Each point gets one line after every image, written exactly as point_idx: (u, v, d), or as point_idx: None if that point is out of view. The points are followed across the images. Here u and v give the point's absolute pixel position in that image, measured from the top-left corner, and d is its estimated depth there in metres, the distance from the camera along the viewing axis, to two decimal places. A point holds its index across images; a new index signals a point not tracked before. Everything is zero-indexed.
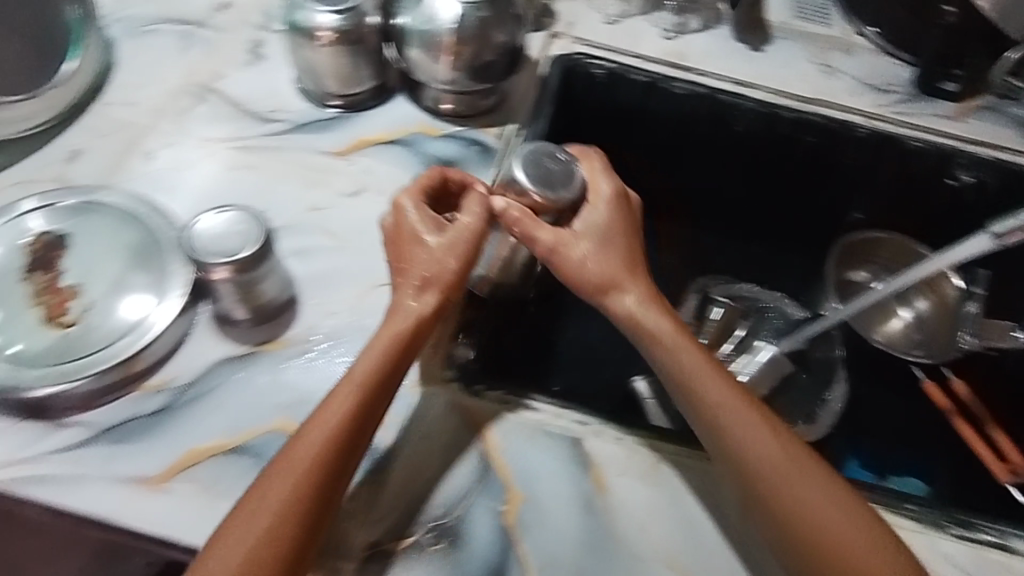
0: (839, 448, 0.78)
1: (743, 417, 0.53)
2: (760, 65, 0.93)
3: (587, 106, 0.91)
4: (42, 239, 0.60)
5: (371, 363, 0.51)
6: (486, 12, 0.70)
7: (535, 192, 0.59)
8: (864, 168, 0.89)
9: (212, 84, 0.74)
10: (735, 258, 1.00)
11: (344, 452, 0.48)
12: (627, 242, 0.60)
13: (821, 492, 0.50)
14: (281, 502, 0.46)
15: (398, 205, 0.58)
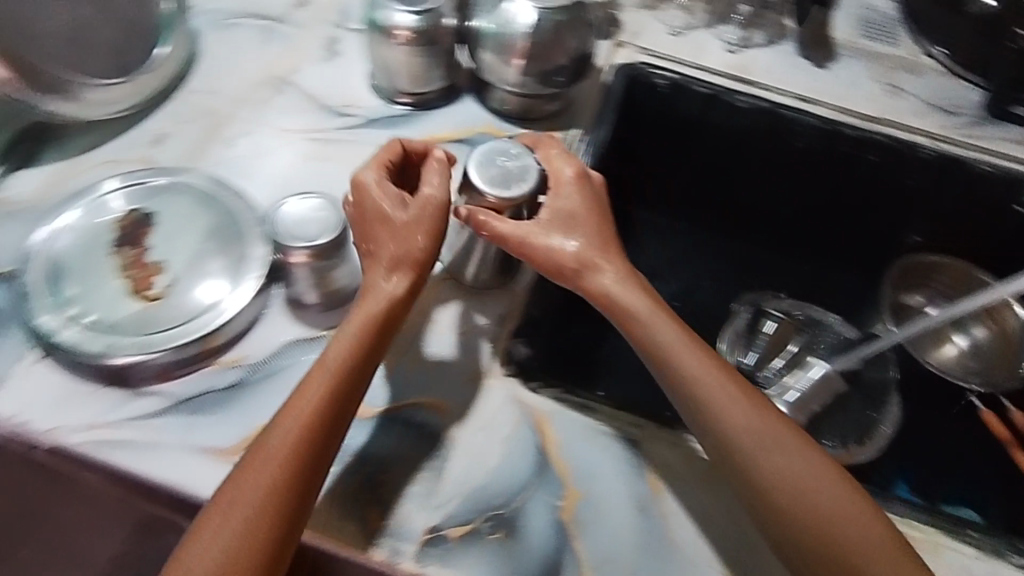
0: (888, 472, 0.74)
1: (719, 411, 0.54)
2: (825, 83, 0.92)
3: (647, 116, 0.92)
4: (130, 217, 0.63)
5: (349, 339, 0.52)
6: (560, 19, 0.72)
7: (492, 194, 0.60)
8: (927, 190, 0.88)
9: (290, 77, 0.77)
10: (783, 272, 0.95)
11: (326, 429, 0.49)
12: (599, 225, 0.61)
13: (804, 475, 0.51)
14: (270, 481, 0.47)
15: (357, 182, 0.57)
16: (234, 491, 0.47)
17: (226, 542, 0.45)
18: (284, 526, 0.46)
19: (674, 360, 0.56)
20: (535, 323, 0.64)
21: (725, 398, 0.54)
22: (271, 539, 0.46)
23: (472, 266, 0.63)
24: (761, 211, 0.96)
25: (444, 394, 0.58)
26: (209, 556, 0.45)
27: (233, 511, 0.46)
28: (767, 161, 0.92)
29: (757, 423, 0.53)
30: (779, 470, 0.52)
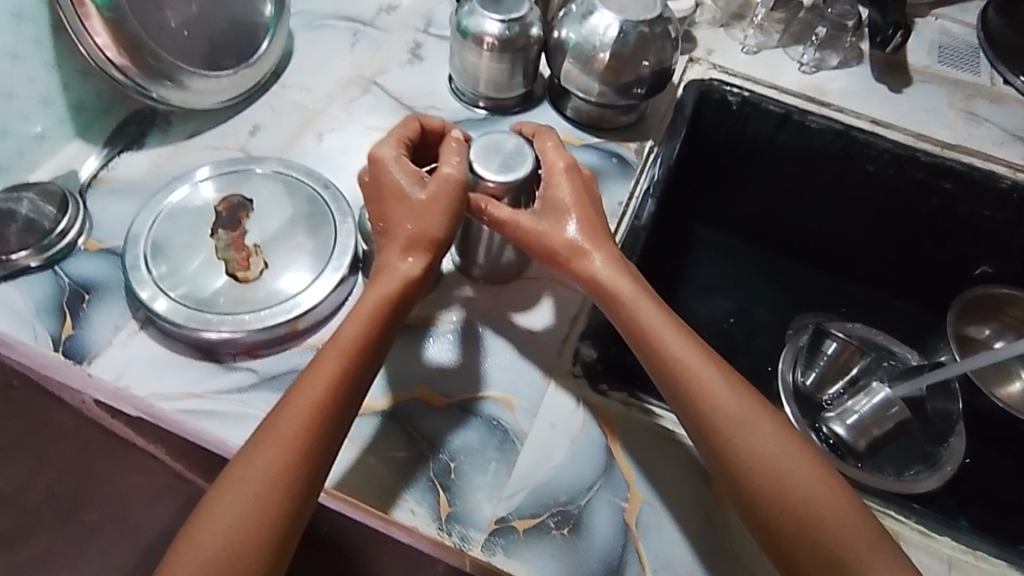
0: (948, 507, 0.74)
1: (711, 406, 0.53)
2: (901, 108, 0.91)
3: (717, 132, 0.92)
4: (226, 201, 0.66)
5: (364, 316, 0.53)
6: (642, 34, 0.74)
7: (490, 179, 0.61)
8: (1002, 221, 0.86)
9: (376, 78, 0.81)
10: (840, 300, 0.99)
11: (335, 401, 0.50)
12: (592, 214, 0.61)
13: (801, 476, 0.50)
14: (282, 449, 0.47)
15: (376, 158, 0.59)
16: (249, 458, 0.47)
17: (239, 508, 0.46)
18: (295, 495, 0.47)
19: (665, 352, 0.55)
20: (601, 329, 0.64)
21: (718, 392, 0.53)
22: (283, 507, 0.46)
23: (481, 256, 0.64)
24: (824, 234, 0.97)
25: (513, 388, 0.60)
26: (223, 520, 0.45)
27: (248, 477, 0.47)
28: (837, 185, 0.92)
29: (753, 420, 0.52)
30: (776, 470, 0.50)
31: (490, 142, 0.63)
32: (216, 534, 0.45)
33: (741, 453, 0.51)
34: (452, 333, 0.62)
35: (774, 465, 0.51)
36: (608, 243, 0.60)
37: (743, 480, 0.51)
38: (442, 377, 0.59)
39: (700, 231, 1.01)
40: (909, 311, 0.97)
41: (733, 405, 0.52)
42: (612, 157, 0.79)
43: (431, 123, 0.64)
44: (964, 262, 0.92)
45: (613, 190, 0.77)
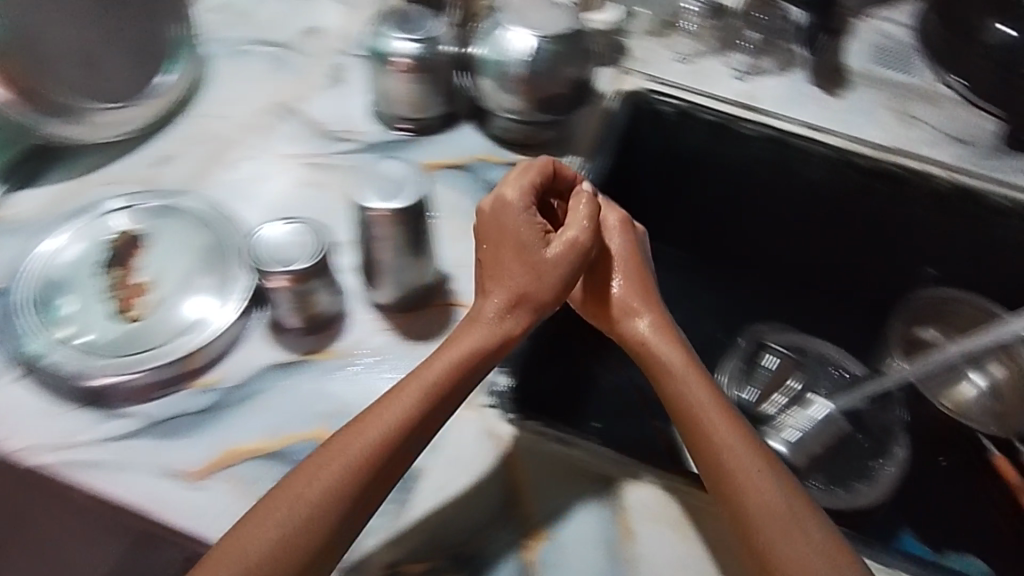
0: (889, 520, 0.75)
1: (727, 451, 0.52)
2: (835, 112, 0.90)
3: (657, 144, 0.90)
4: (122, 237, 0.64)
5: (448, 357, 0.53)
6: (557, 50, 0.72)
7: (379, 206, 0.57)
8: (941, 225, 0.85)
9: (293, 104, 0.79)
10: (789, 312, 0.96)
11: (403, 439, 0.49)
12: (640, 280, 0.62)
13: (800, 529, 0.48)
14: (334, 480, 0.47)
15: (505, 197, 0.59)
16: (299, 480, 0.47)
17: (274, 530, 0.45)
18: (330, 529, 0.46)
19: (696, 396, 0.55)
20: (516, 354, 0.62)
21: (748, 441, 0.53)
22: (314, 540, 0.45)
23: (388, 287, 0.62)
24: (771, 243, 0.95)
25: None
26: (258, 538, 0.45)
27: (292, 498, 0.46)
28: (778, 194, 0.90)
29: (763, 470, 0.51)
30: (774, 522, 0.48)
31: (375, 175, 0.60)
32: (245, 554, 0.44)
33: (743, 496, 0.50)
34: (358, 364, 0.60)
35: (771, 517, 0.49)
36: (653, 305, 0.61)
37: (741, 525, 0.49)
38: (342, 413, 0.56)
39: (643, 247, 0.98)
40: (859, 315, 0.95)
41: (747, 454, 0.51)
42: None
43: (567, 169, 0.62)
44: (908, 265, 0.90)
45: None
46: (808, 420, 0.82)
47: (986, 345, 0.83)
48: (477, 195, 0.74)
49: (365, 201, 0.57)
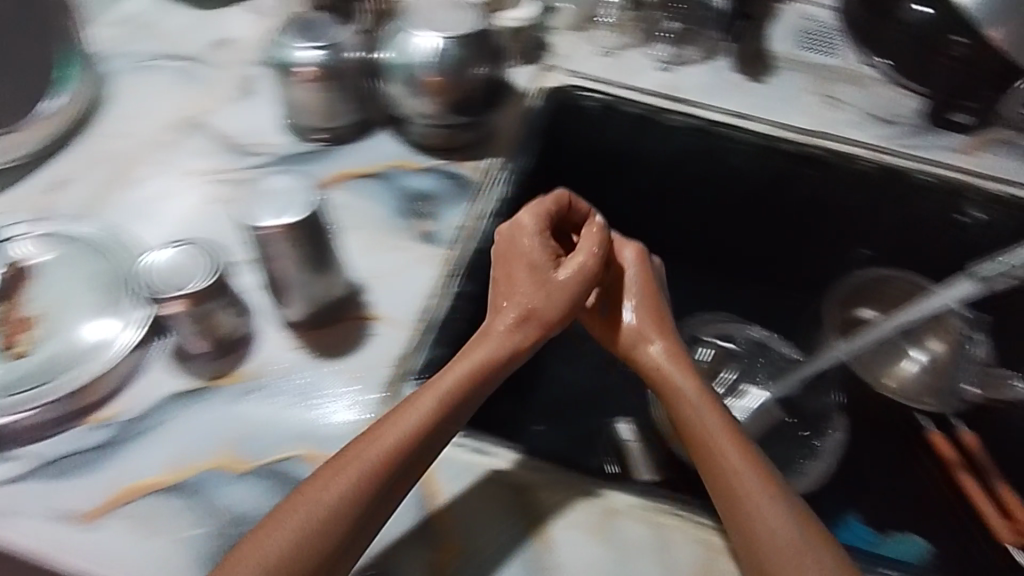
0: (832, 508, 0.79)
1: (722, 447, 0.54)
2: (758, 97, 0.89)
3: (581, 140, 0.89)
4: (12, 269, 0.61)
5: (458, 371, 0.55)
6: (464, 52, 0.71)
7: (271, 224, 0.54)
8: (869, 207, 0.86)
9: (200, 119, 0.76)
10: (730, 300, 0.98)
11: (417, 447, 0.51)
12: (654, 308, 0.65)
13: (788, 522, 0.50)
14: (348, 484, 0.48)
15: (518, 223, 0.64)
16: (314, 484, 0.48)
17: (288, 529, 0.45)
18: (341, 533, 0.46)
19: (695, 399, 0.58)
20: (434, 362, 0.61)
21: (743, 442, 0.55)
22: (326, 543, 0.45)
23: (295, 303, 0.60)
24: (705, 232, 0.95)
25: (324, 443, 0.55)
26: (271, 540, 0.45)
27: (308, 499, 0.47)
28: (709, 183, 0.89)
29: (755, 470, 0.53)
30: (765, 514, 0.50)
31: (268, 191, 0.57)
32: (258, 553, 0.45)
33: (736, 489, 0.52)
34: (263, 386, 0.58)
35: (761, 510, 0.51)
36: (663, 331, 0.64)
37: (732, 517, 0.51)
38: (247, 438, 0.55)
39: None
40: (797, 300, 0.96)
41: (741, 452, 0.54)
42: (448, 178, 0.76)
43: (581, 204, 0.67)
44: (842, 246, 0.91)
45: (448, 211, 0.73)
46: (743, 410, 0.86)
47: (923, 318, 0.87)
48: (392, 204, 0.72)
49: (257, 219, 0.55)
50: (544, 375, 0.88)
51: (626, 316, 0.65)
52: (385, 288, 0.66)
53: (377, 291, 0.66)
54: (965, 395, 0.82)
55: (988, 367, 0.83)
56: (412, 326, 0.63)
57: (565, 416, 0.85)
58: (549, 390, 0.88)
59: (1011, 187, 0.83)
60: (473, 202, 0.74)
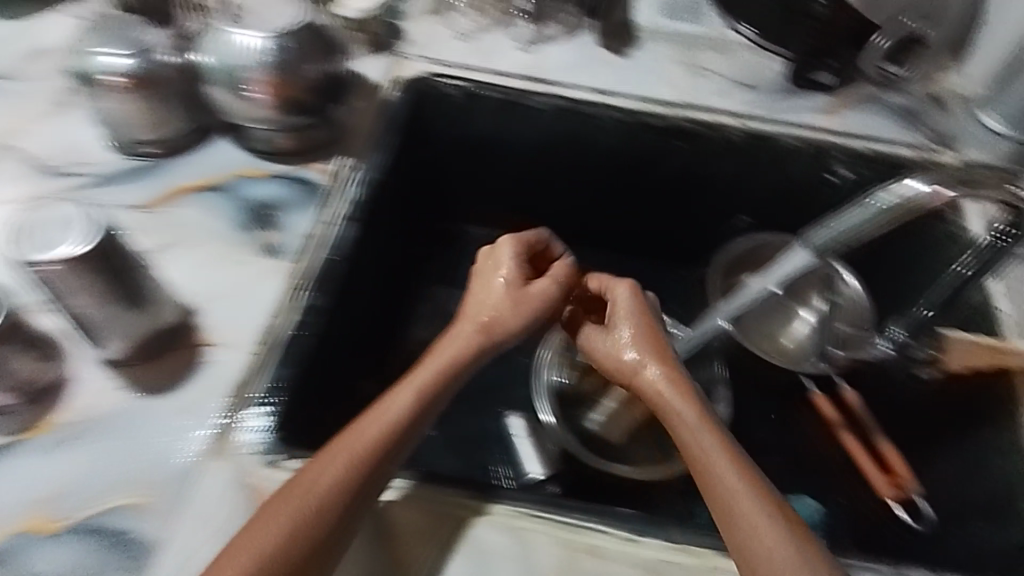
0: None
1: (718, 464, 0.53)
2: (622, 72, 0.87)
3: (448, 130, 0.85)
4: None
5: (427, 369, 0.57)
6: (290, 50, 0.66)
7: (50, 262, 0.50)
8: (739, 178, 0.86)
9: (12, 141, 0.70)
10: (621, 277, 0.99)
11: (395, 445, 0.53)
12: (653, 333, 0.62)
13: (783, 544, 0.49)
14: (329, 484, 0.50)
15: (496, 246, 0.64)
16: (308, 473, 0.50)
17: (272, 531, 0.47)
18: (323, 533, 0.48)
19: (686, 413, 0.56)
20: (285, 381, 0.58)
21: (742, 460, 0.53)
22: (308, 542, 0.48)
23: (121, 338, 0.56)
24: (586, 210, 0.94)
25: (152, 488, 0.53)
26: (253, 543, 0.47)
27: (294, 499, 0.49)
28: (582, 164, 0.88)
29: (752, 489, 0.51)
30: (758, 526, 0.50)
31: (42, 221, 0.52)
32: (241, 555, 0.46)
33: (727, 504, 0.51)
34: (74, 433, 0.55)
35: (756, 522, 0.50)
36: (660, 353, 0.60)
37: (724, 527, 0.51)
38: (59, 494, 0.53)
39: (442, 227, 0.97)
40: (686, 275, 0.99)
41: (739, 470, 0.52)
42: (296, 184, 0.71)
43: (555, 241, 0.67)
44: (722, 211, 0.91)
45: (296, 218, 0.68)
46: None
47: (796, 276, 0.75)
48: (232, 217, 0.68)
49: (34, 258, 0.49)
50: None
51: (620, 337, 0.61)
52: (227, 309, 0.62)
53: (216, 316, 0.61)
54: (834, 356, 0.79)
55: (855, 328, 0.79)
56: (252, 347, 0.60)
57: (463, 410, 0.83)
58: None
59: (870, 141, 0.84)
60: (323, 206, 0.69)
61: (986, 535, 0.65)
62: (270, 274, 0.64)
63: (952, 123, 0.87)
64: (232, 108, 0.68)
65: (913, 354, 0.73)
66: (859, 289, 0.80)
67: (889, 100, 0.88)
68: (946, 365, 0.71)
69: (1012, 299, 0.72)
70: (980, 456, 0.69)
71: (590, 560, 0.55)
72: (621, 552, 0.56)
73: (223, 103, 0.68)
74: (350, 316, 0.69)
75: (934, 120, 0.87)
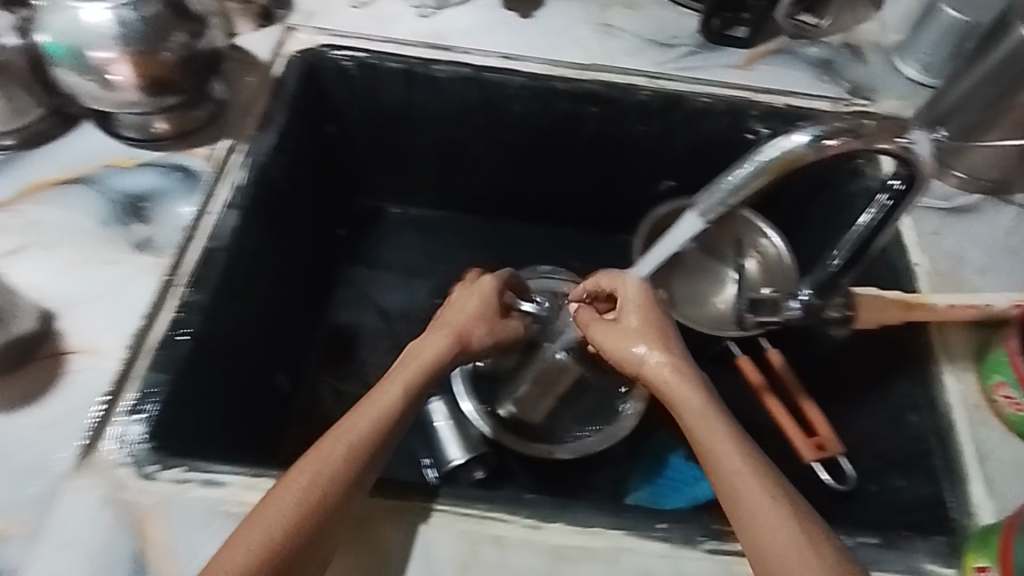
0: (659, 448, 0.82)
1: (722, 446, 0.53)
2: (528, 34, 0.83)
3: (351, 104, 0.83)
4: None
5: (418, 365, 0.60)
6: (140, 24, 0.60)
7: None
8: (655, 140, 0.84)
9: None
10: (551, 249, 0.97)
11: (388, 438, 0.54)
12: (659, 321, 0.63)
13: (790, 524, 0.48)
14: (331, 472, 0.49)
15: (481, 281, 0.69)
16: (292, 478, 0.49)
17: (271, 520, 0.47)
18: (321, 523, 0.48)
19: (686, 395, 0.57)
20: (171, 375, 0.57)
21: (745, 442, 0.53)
22: (305, 532, 0.47)
23: None
24: (501, 183, 0.91)
25: (13, 511, 0.51)
26: (251, 533, 0.46)
27: (292, 494, 0.48)
28: (493, 133, 0.85)
29: (756, 470, 0.51)
30: (756, 496, 0.50)
31: None
32: (239, 544, 0.46)
33: (732, 484, 0.51)
34: None
35: (757, 494, 0.50)
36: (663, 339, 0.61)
37: (729, 506, 0.51)
38: None
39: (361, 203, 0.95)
40: (617, 244, 0.97)
41: (740, 451, 0.52)
42: (174, 171, 0.66)
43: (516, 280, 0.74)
44: (647, 180, 0.88)
45: (172, 210, 0.64)
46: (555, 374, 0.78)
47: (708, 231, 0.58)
48: (102, 211, 0.64)
49: None
50: (356, 358, 0.86)
51: (628, 325, 0.63)
52: (95, 312, 0.58)
53: (84, 323, 0.58)
54: (748, 322, 0.71)
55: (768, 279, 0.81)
56: (121, 352, 0.57)
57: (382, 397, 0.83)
58: (360, 373, 0.85)
59: (790, 98, 0.81)
60: (204, 197, 0.65)
61: (901, 491, 0.66)
62: (140, 273, 0.60)
63: (871, 72, 0.84)
64: (85, 93, 0.62)
65: (829, 315, 0.65)
66: (781, 248, 0.81)
67: (807, 52, 0.85)
68: (858, 322, 0.66)
69: (923, 250, 0.72)
70: (895, 412, 0.68)
71: (494, 550, 0.53)
72: (527, 540, 0.54)
73: (78, 92, 0.62)
74: (243, 311, 0.66)
75: (852, 72, 0.84)
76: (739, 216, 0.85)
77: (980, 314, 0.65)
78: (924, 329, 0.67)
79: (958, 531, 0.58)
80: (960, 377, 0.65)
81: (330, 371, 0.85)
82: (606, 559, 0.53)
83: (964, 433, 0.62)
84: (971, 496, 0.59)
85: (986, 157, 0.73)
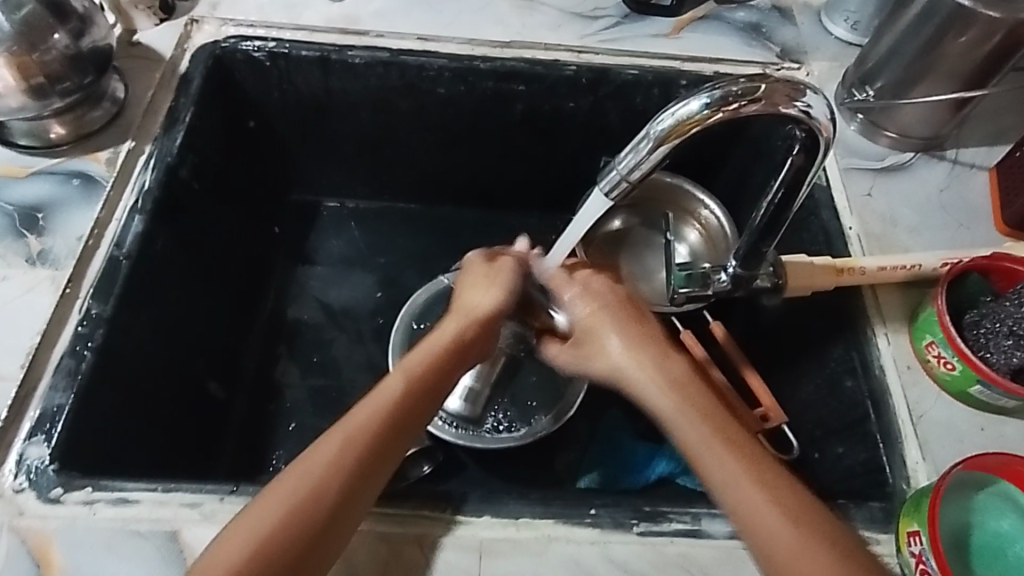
0: (614, 423, 0.79)
1: (719, 453, 0.49)
2: (446, 13, 0.80)
3: (270, 95, 0.79)
4: None
5: (436, 348, 0.57)
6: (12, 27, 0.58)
7: None
8: (586, 116, 0.81)
9: None
10: (499, 231, 0.93)
11: (385, 447, 0.51)
12: (626, 311, 0.60)
13: (784, 525, 0.46)
14: (307, 494, 0.47)
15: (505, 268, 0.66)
16: (290, 477, 0.48)
17: (253, 531, 0.46)
18: (307, 537, 0.46)
19: (662, 396, 0.54)
20: (81, 393, 0.55)
21: (739, 439, 0.50)
22: (301, 531, 0.46)
23: None
24: (436, 166, 0.88)
25: None
26: (245, 536, 0.46)
27: (284, 495, 0.47)
28: (421, 117, 0.82)
29: (752, 473, 0.48)
30: (751, 497, 0.47)
31: None
32: (225, 555, 0.45)
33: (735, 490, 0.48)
34: None
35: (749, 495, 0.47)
36: (648, 340, 0.58)
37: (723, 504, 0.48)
38: None
39: (295, 198, 0.91)
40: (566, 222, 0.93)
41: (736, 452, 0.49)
42: (72, 178, 0.64)
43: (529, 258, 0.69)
44: (584, 158, 0.86)
45: (69, 219, 0.62)
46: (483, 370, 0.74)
47: (620, 189, 0.53)
48: None
49: None
50: (298, 359, 0.83)
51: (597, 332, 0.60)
52: None
53: None
54: (677, 298, 0.69)
55: (700, 250, 0.80)
56: (17, 373, 0.55)
57: (325, 397, 0.80)
58: (302, 374, 0.82)
59: (718, 65, 0.79)
60: (103, 204, 0.63)
61: (840, 457, 0.65)
62: (37, 289, 0.59)
63: (801, 34, 0.82)
64: None
65: (758, 286, 0.64)
66: (723, 220, 0.79)
67: (732, 16, 0.83)
68: (787, 291, 0.65)
69: (854, 212, 0.71)
70: (834, 378, 0.67)
71: (419, 551, 0.52)
72: (452, 537, 0.52)
73: None
74: (155, 320, 0.64)
75: (781, 34, 0.82)
76: (680, 188, 0.82)
77: (911, 274, 0.64)
78: (858, 291, 0.66)
79: (894, 496, 0.57)
80: (892, 339, 0.64)
81: (268, 372, 0.81)
82: (534, 550, 0.52)
83: (899, 397, 0.61)
84: (907, 459, 0.58)
85: (915, 114, 0.72)
